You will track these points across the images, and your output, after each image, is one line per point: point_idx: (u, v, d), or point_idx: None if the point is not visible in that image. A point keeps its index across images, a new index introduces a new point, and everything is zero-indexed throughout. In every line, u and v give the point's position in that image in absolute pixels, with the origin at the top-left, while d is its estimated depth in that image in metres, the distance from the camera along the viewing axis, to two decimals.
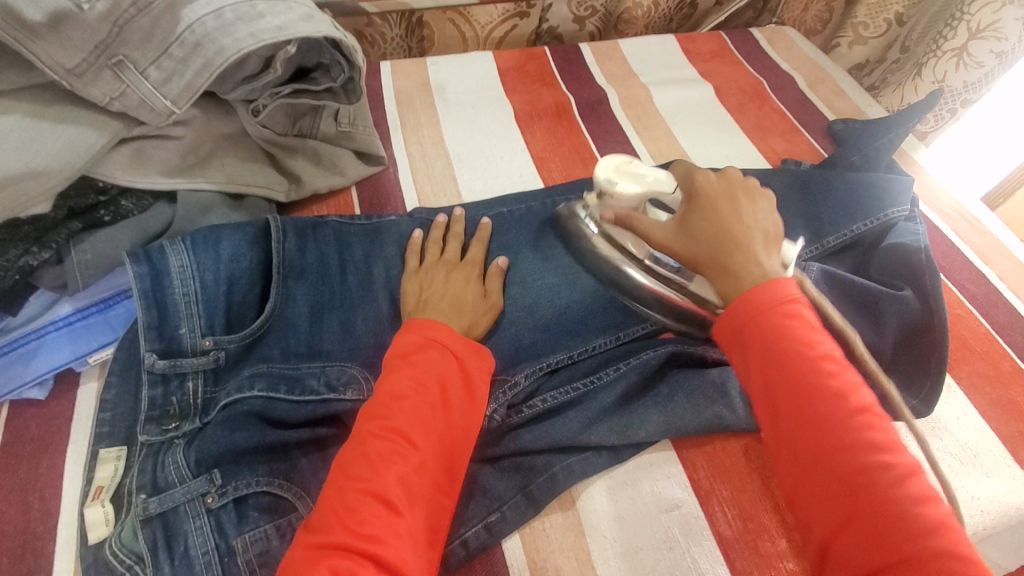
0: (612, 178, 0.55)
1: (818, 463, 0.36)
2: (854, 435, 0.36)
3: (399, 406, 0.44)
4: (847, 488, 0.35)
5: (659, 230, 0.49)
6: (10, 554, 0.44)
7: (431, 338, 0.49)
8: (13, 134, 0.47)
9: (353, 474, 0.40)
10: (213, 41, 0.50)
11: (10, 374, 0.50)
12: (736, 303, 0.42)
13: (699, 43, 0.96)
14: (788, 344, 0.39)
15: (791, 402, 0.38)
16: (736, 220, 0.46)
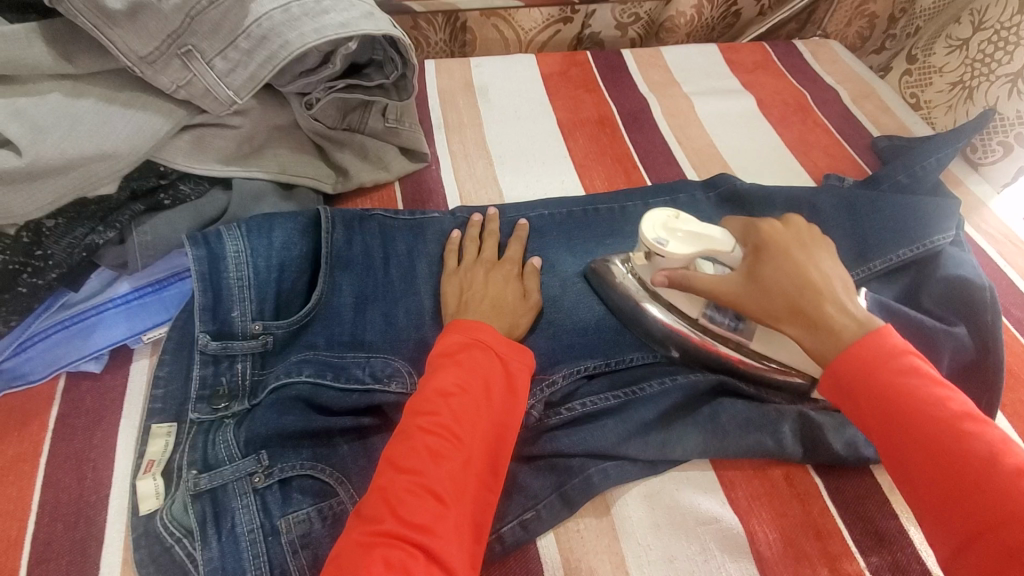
0: (661, 238, 0.52)
1: (983, 531, 0.36)
2: (1018, 498, 0.35)
3: (446, 402, 0.45)
4: (1014, 560, 0.34)
5: (724, 285, 0.50)
6: (65, 520, 0.46)
7: (478, 338, 0.50)
8: (88, 117, 0.49)
9: (403, 466, 0.41)
10: (279, 34, 0.52)
11: (71, 347, 0.52)
12: (843, 366, 0.42)
13: (743, 54, 0.96)
14: (912, 403, 0.39)
15: (942, 466, 0.38)
16: (808, 269, 0.48)
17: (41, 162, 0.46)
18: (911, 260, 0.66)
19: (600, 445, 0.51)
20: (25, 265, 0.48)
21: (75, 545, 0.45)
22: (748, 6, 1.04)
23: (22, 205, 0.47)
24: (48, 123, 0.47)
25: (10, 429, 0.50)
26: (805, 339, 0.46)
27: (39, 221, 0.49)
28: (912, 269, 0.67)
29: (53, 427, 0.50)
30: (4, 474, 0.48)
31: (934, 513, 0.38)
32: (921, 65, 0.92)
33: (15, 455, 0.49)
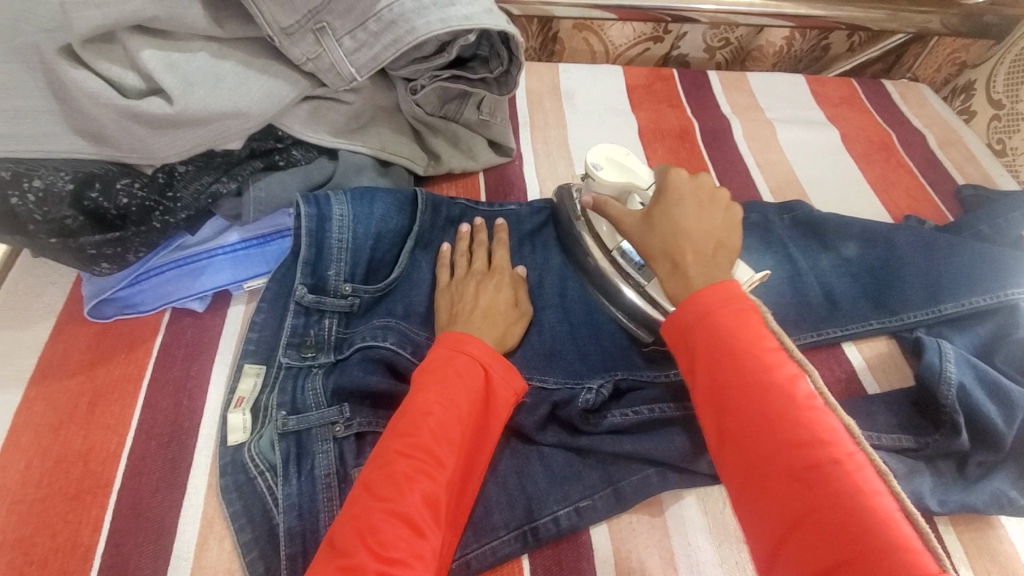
0: (599, 163, 0.58)
1: (766, 460, 0.39)
2: (808, 430, 0.38)
3: (425, 422, 0.44)
4: (804, 485, 0.37)
5: (625, 216, 0.55)
6: (160, 440, 0.50)
7: (463, 351, 0.49)
8: (229, 77, 0.53)
9: (379, 492, 0.41)
10: (407, 20, 0.56)
11: (180, 285, 0.57)
12: (682, 308, 0.46)
13: (830, 88, 0.96)
14: (734, 340, 0.43)
15: (742, 395, 0.41)
16: (688, 219, 0.51)
17: (187, 112, 0.50)
18: (989, 307, 0.65)
19: (660, 456, 0.51)
20: (158, 204, 0.53)
21: (166, 464, 0.49)
22: (838, 41, 1.03)
23: (164, 149, 0.52)
24: (196, 78, 0.52)
25: (119, 351, 0.55)
26: (658, 266, 0.51)
27: (173, 166, 0.54)
28: (989, 318, 0.66)
29: (157, 354, 0.55)
30: (110, 392, 0.52)
31: (733, 432, 0.41)
32: (1009, 111, 0.90)
33: (121, 375, 0.53)
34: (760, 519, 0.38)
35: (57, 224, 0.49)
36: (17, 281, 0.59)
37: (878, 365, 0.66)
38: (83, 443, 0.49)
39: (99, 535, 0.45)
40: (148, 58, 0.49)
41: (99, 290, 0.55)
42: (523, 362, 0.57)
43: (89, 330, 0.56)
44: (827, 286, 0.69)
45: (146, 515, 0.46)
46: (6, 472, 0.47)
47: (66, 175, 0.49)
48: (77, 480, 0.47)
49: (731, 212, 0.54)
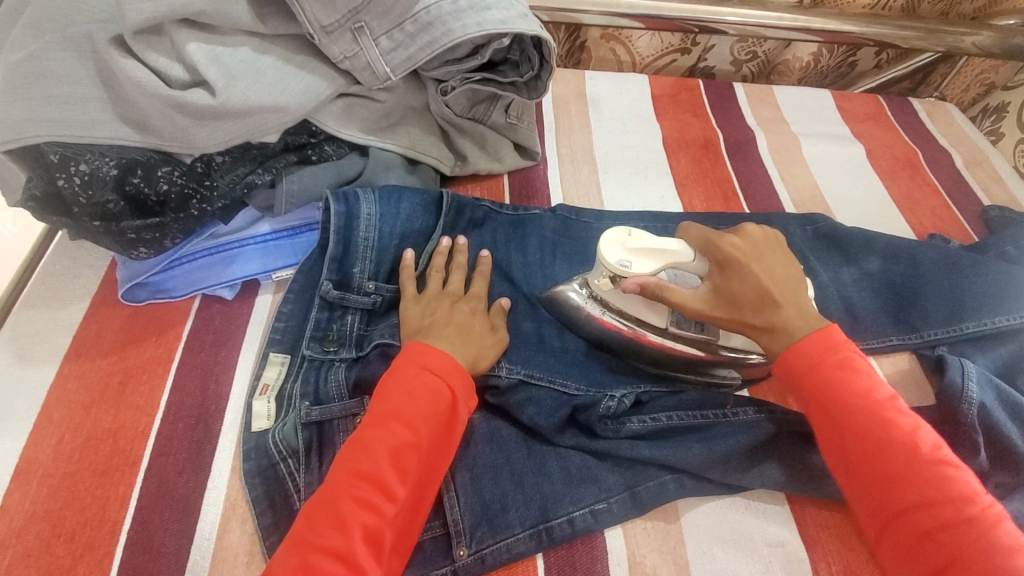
0: (623, 261, 0.51)
1: (903, 512, 0.42)
2: (942, 487, 0.42)
3: (377, 448, 0.44)
4: (935, 543, 0.41)
5: (694, 300, 0.53)
6: (187, 422, 0.51)
7: (425, 368, 0.48)
8: (270, 72, 0.55)
9: (320, 522, 0.41)
10: (444, 23, 0.57)
11: (212, 273, 0.58)
12: (791, 357, 0.49)
13: (856, 103, 0.95)
14: (853, 395, 0.46)
15: (872, 449, 0.45)
16: (762, 274, 0.52)
17: (228, 105, 0.52)
18: (1011, 329, 0.65)
19: (677, 461, 0.52)
20: (196, 192, 0.54)
21: (192, 445, 0.50)
22: (866, 58, 1.03)
23: (204, 140, 0.53)
24: (238, 72, 0.53)
25: (150, 334, 0.56)
26: (765, 340, 0.51)
27: (211, 156, 0.56)
28: (1013, 339, 0.66)
29: (186, 339, 0.56)
30: (141, 373, 0.53)
31: (862, 485, 0.45)
32: None
33: (151, 357, 0.54)
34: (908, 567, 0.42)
35: (99, 208, 0.51)
36: (54, 263, 0.61)
37: (899, 381, 0.65)
38: (113, 422, 0.51)
39: (126, 511, 0.46)
40: (193, 51, 0.51)
41: (134, 274, 0.56)
42: (543, 364, 0.57)
43: (122, 313, 0.57)
44: (848, 301, 0.68)
45: (171, 494, 0.48)
46: (39, 446, 0.49)
47: (110, 160, 0.51)
48: (106, 458, 0.49)
49: (782, 249, 0.57)
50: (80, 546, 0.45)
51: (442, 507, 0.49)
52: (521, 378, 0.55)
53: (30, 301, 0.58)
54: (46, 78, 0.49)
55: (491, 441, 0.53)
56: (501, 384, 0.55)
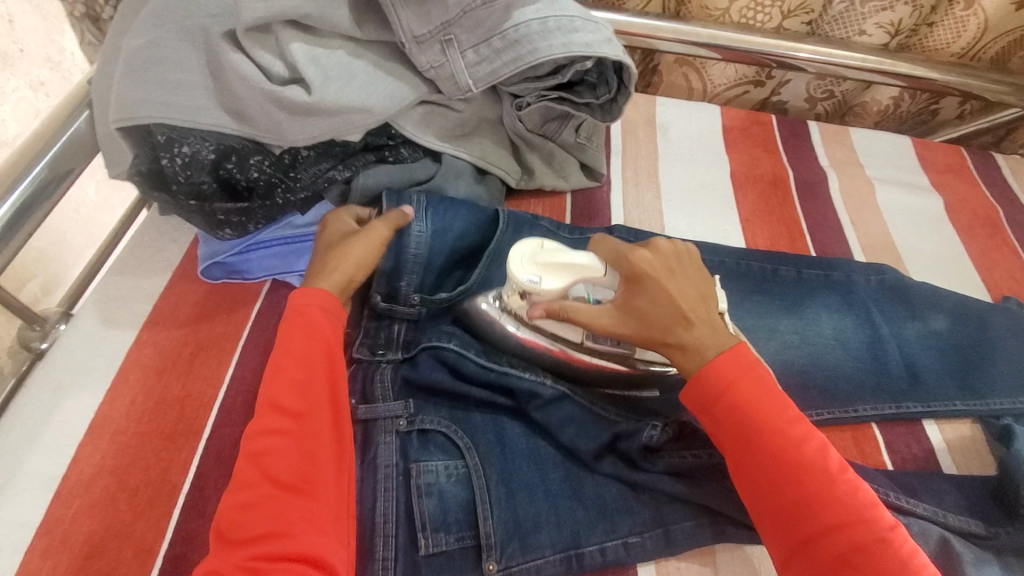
0: (532, 275, 0.52)
1: (819, 537, 0.42)
2: (848, 507, 0.42)
3: (271, 407, 0.47)
4: (851, 565, 0.41)
5: (603, 317, 0.52)
6: (246, 398, 0.54)
7: (297, 321, 0.51)
8: (361, 76, 0.58)
9: (237, 483, 0.44)
10: (530, 41, 0.58)
11: (285, 262, 0.61)
12: (713, 371, 0.48)
13: (937, 153, 0.92)
14: (761, 416, 0.46)
15: (782, 471, 0.44)
16: (671, 291, 0.52)
17: (320, 103, 0.55)
18: None
19: (713, 504, 0.50)
20: (281, 181, 0.58)
21: (248, 422, 0.52)
22: (948, 107, 0.99)
23: (294, 134, 0.56)
24: (333, 74, 0.56)
25: (222, 311, 0.59)
26: (678, 360, 0.50)
27: (297, 150, 0.59)
28: None
29: (253, 319, 0.59)
30: (210, 347, 0.56)
31: (775, 511, 0.44)
32: None
33: (221, 333, 0.57)
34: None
35: (195, 188, 0.55)
36: (144, 235, 0.65)
37: (959, 447, 0.62)
38: (182, 390, 0.53)
39: (185, 476, 0.49)
40: (295, 50, 0.54)
41: (214, 253, 0.59)
42: (591, 388, 0.57)
43: (198, 288, 0.61)
44: (910, 358, 0.66)
45: (226, 465, 0.50)
46: (113, 405, 0.52)
47: (210, 145, 0.54)
48: (171, 423, 0.51)
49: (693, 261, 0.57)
50: (141, 504, 0.47)
51: (472, 518, 0.49)
52: (565, 391, 0.55)
53: (119, 268, 0.62)
54: (162, 65, 0.53)
55: (530, 457, 0.53)
56: (544, 395, 0.54)
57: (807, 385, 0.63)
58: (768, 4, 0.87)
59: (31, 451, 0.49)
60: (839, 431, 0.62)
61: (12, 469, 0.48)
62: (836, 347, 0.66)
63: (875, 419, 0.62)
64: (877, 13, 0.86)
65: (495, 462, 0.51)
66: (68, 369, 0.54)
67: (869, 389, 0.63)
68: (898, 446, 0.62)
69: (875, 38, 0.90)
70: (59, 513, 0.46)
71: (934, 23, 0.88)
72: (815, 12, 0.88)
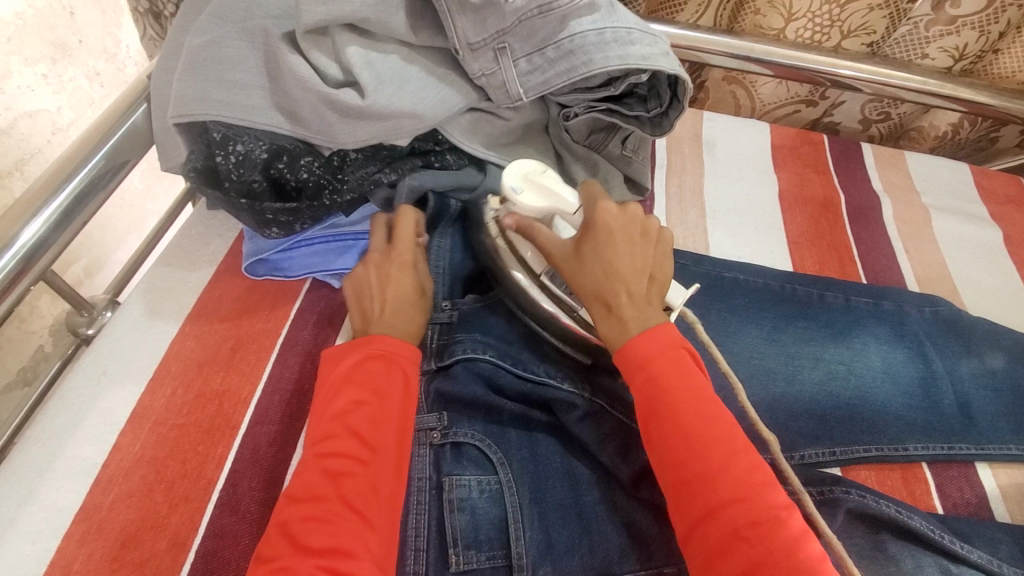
0: (517, 185, 0.56)
1: (716, 511, 0.41)
2: (744, 481, 0.42)
3: (339, 424, 0.47)
4: (746, 542, 0.39)
5: (551, 251, 0.54)
6: (283, 396, 0.54)
7: (370, 351, 0.51)
8: (413, 81, 0.58)
9: (299, 495, 0.43)
10: (585, 53, 0.58)
11: (326, 260, 0.61)
12: (643, 339, 0.48)
13: (998, 182, 0.87)
14: (672, 391, 0.46)
15: (692, 445, 0.44)
16: (617, 257, 0.51)
17: (373, 107, 0.55)
18: None
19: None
20: (329, 183, 0.58)
21: (284, 420, 0.53)
22: (1010, 136, 0.95)
23: (345, 137, 0.56)
24: (387, 78, 0.56)
25: (263, 308, 0.60)
26: (599, 314, 0.51)
27: (346, 152, 0.59)
28: None
29: (293, 317, 0.59)
30: (250, 343, 0.57)
31: (677, 485, 0.43)
32: None
33: (261, 330, 0.58)
34: (717, 569, 0.39)
35: (246, 186, 0.56)
36: (191, 228, 0.66)
37: (1015, 496, 0.58)
38: (221, 384, 0.54)
39: (221, 472, 0.49)
40: (351, 54, 0.55)
41: (259, 250, 0.60)
42: (628, 410, 0.55)
43: (241, 283, 0.61)
44: (964, 398, 0.62)
45: (261, 463, 0.50)
46: (155, 395, 0.53)
47: (263, 145, 0.55)
48: (210, 417, 0.52)
49: (661, 238, 0.55)
50: (177, 496, 0.48)
51: (504, 537, 0.48)
52: (602, 406, 0.54)
53: (166, 259, 0.63)
54: (221, 63, 0.54)
55: (564, 478, 0.51)
56: (583, 408, 0.53)
57: (855, 419, 0.60)
58: (826, 22, 0.84)
59: (74, 435, 0.50)
60: (888, 470, 0.59)
61: (56, 452, 0.49)
62: (886, 381, 0.63)
63: (926, 460, 0.59)
64: (942, 36, 0.83)
65: (528, 481, 0.50)
66: (113, 356, 0.55)
67: (920, 428, 0.60)
68: (950, 490, 0.58)
69: (937, 61, 0.87)
70: (98, 499, 0.47)
71: (1000, 51, 0.85)
72: (877, 34, 0.85)
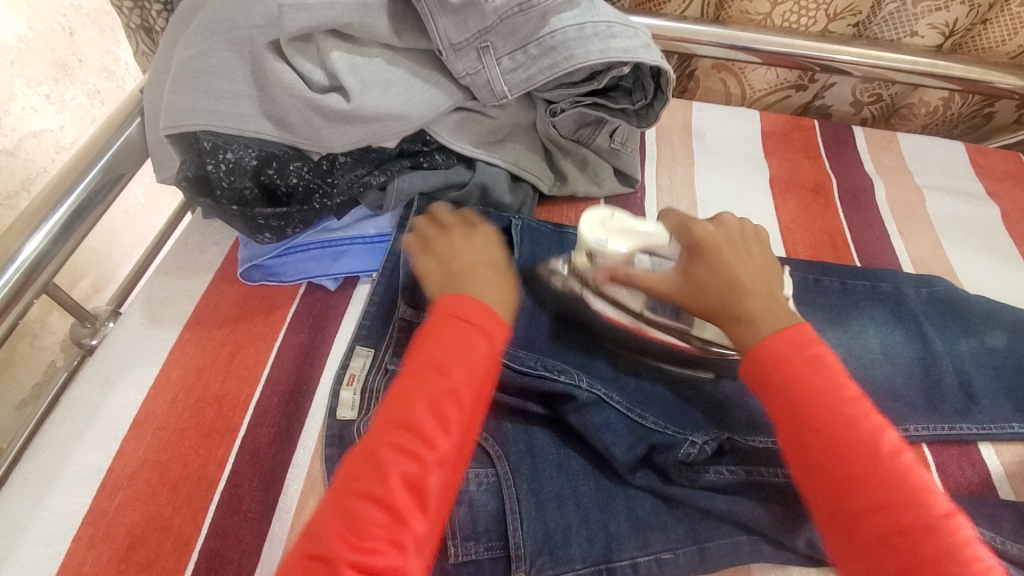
0: (600, 238, 0.55)
1: (868, 514, 0.41)
2: (912, 489, 0.41)
3: (404, 409, 0.45)
4: (892, 547, 0.40)
5: (661, 279, 0.55)
6: (280, 397, 0.55)
7: (455, 331, 0.48)
8: (398, 84, 0.59)
9: (358, 480, 0.42)
10: (567, 48, 0.58)
11: (321, 264, 0.63)
12: (778, 338, 0.48)
13: (994, 160, 0.87)
14: (819, 390, 0.45)
15: (837, 448, 0.43)
16: (734, 267, 0.54)
17: (359, 110, 0.56)
18: None
19: (756, 523, 0.48)
20: (319, 187, 0.59)
21: (282, 421, 0.54)
22: (1005, 111, 0.94)
23: (333, 140, 0.57)
24: (372, 81, 0.57)
25: (259, 312, 0.61)
26: (733, 332, 0.52)
27: (335, 155, 0.60)
28: None
29: (289, 321, 0.60)
30: (248, 346, 0.58)
31: (822, 487, 0.43)
32: None
33: (258, 333, 0.59)
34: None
35: (237, 194, 0.56)
36: (188, 237, 0.67)
37: (1019, 474, 0.58)
38: (220, 388, 0.55)
39: (221, 473, 0.50)
40: (336, 59, 0.56)
41: (254, 256, 0.61)
42: (623, 399, 0.55)
43: (238, 289, 0.63)
44: (964, 376, 0.62)
45: (262, 463, 0.51)
46: (156, 400, 0.54)
47: (252, 152, 0.56)
48: (210, 420, 0.53)
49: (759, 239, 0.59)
50: (180, 498, 0.49)
51: (502, 528, 0.48)
52: (600, 397, 0.54)
53: (164, 269, 0.64)
54: (210, 74, 0.55)
55: (560, 469, 0.52)
56: (580, 400, 0.53)
57: None
58: (811, 5, 0.84)
59: (80, 442, 0.52)
60: None
61: (63, 458, 0.51)
62: (883, 362, 0.63)
63: (925, 440, 0.58)
64: (931, 13, 0.83)
65: (524, 472, 0.50)
66: (114, 364, 0.56)
67: (918, 409, 0.60)
68: (951, 469, 0.58)
69: (926, 39, 0.86)
70: (104, 503, 0.48)
71: (989, 23, 0.84)
72: (863, 14, 0.85)
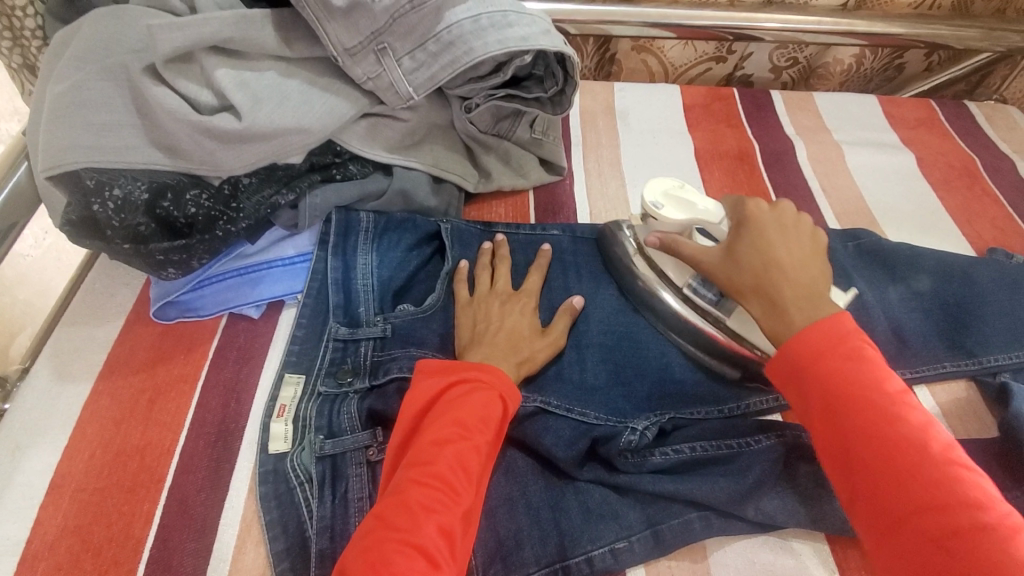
0: (658, 201, 0.58)
1: (906, 519, 0.39)
2: (960, 493, 0.38)
3: (440, 452, 0.44)
4: (943, 551, 0.37)
5: (704, 255, 0.55)
6: (208, 437, 0.52)
7: (475, 380, 0.49)
8: (295, 95, 0.56)
9: (395, 523, 0.41)
10: (465, 42, 0.57)
11: (239, 292, 0.60)
12: (808, 334, 0.46)
13: (905, 108, 0.90)
14: (851, 385, 0.43)
15: (894, 459, 0.40)
16: (777, 248, 0.51)
17: (254, 128, 0.53)
18: None
19: (707, 498, 0.48)
20: (223, 214, 0.56)
21: (211, 464, 0.51)
22: (915, 61, 0.98)
23: (232, 163, 0.54)
24: (264, 96, 0.54)
25: (178, 353, 0.57)
26: (757, 305, 0.50)
27: (238, 178, 0.57)
28: None
29: (211, 357, 0.57)
30: (169, 391, 0.55)
31: (862, 490, 0.41)
32: None
33: (179, 375, 0.56)
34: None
35: (131, 230, 0.53)
36: (94, 282, 0.63)
37: (954, 410, 0.60)
38: (141, 439, 0.52)
39: (149, 529, 0.47)
40: (222, 78, 0.53)
41: (166, 293, 0.58)
42: (561, 396, 0.55)
43: (153, 331, 0.59)
44: (896, 321, 0.63)
45: (192, 511, 0.48)
46: (71, 462, 0.50)
47: (142, 184, 0.53)
48: (132, 474, 0.50)
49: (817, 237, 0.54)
50: (105, 562, 0.46)
51: None
52: (538, 407, 0.54)
53: (71, 319, 0.60)
54: (86, 107, 0.51)
55: (506, 473, 0.51)
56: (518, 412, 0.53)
57: None
58: None
59: None
60: None
61: None
62: None
63: None
64: None
65: None
66: (23, 427, 0.52)
67: None
68: None
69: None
70: None
71: None
72: None
